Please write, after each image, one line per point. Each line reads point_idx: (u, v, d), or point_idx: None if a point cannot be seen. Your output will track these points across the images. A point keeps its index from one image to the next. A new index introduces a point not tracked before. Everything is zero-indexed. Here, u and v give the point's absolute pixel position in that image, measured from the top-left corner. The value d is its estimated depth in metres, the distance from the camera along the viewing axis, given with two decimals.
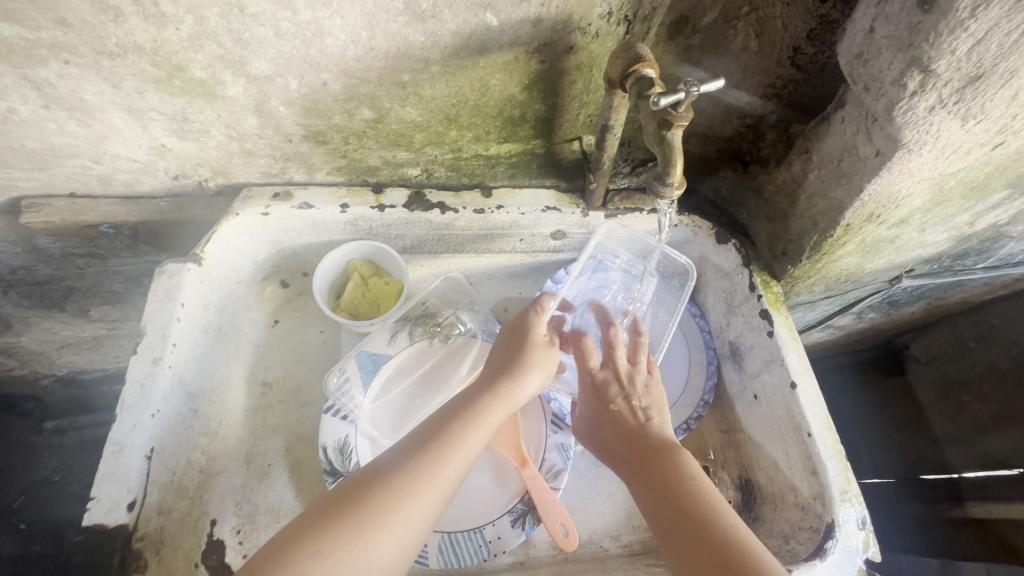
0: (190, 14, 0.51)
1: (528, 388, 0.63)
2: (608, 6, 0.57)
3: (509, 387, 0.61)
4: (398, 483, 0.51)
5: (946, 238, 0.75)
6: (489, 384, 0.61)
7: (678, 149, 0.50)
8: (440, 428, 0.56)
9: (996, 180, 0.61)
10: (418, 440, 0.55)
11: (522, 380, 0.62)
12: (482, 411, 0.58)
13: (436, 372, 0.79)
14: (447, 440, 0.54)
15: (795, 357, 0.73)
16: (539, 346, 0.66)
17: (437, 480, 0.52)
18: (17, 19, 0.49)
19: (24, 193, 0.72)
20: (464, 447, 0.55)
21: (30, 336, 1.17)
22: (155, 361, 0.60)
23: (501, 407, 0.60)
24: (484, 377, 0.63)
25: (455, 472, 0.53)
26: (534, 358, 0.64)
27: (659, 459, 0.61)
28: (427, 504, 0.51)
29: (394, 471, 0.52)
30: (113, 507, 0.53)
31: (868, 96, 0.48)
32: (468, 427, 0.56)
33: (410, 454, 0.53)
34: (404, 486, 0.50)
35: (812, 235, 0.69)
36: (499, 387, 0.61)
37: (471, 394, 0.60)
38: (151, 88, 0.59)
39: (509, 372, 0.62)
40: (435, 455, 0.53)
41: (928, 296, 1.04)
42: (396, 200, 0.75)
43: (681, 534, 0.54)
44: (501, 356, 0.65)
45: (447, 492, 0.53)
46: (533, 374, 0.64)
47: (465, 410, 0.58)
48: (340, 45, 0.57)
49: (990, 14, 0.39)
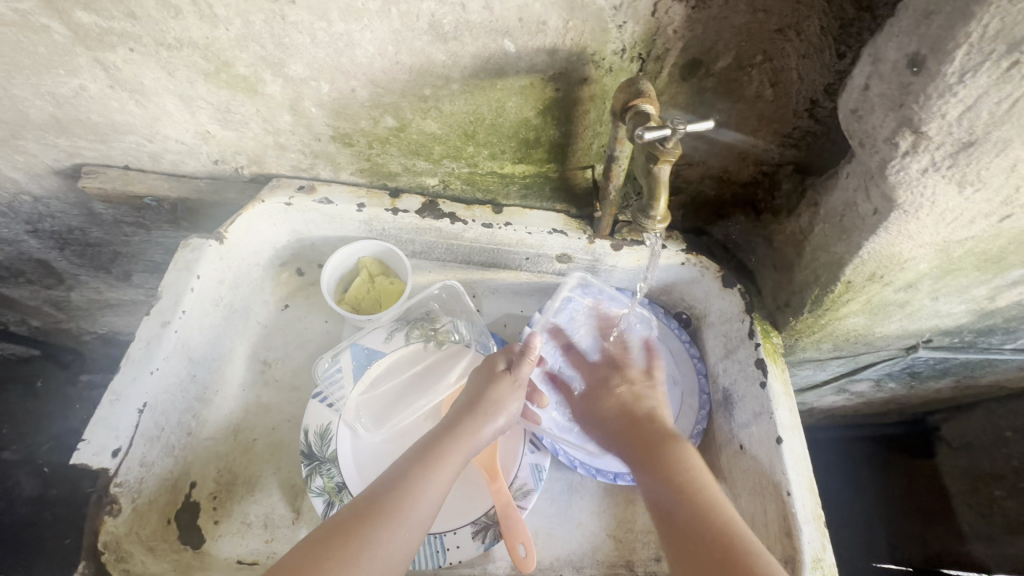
0: (239, 17, 0.57)
1: (491, 428, 0.66)
2: (622, 43, 0.59)
3: (474, 428, 0.65)
4: (365, 529, 0.54)
5: (965, 311, 0.72)
6: (452, 427, 0.65)
7: (664, 183, 0.51)
8: (404, 472, 0.59)
9: (1013, 255, 0.58)
10: (387, 482, 0.58)
11: (486, 421, 0.66)
12: (446, 453, 0.62)
13: (426, 375, 0.81)
14: (413, 489, 0.58)
15: (785, 413, 0.70)
16: (498, 385, 0.69)
17: (401, 526, 0.55)
18: (95, 9, 0.56)
19: (86, 161, 0.81)
20: (428, 491, 0.58)
21: (79, 293, 1.28)
22: (163, 324, 0.65)
23: (464, 447, 0.64)
24: (450, 417, 0.67)
25: (419, 518, 0.57)
26: (497, 398, 0.68)
27: (672, 449, 0.66)
28: (392, 548, 0.54)
29: (364, 514, 0.55)
30: (99, 451, 0.57)
31: (863, 152, 0.48)
32: (433, 471, 0.60)
33: (377, 499, 0.57)
34: (371, 532, 0.54)
35: (814, 288, 0.67)
36: (461, 428, 0.65)
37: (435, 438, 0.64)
38: (201, 79, 0.65)
39: (473, 413, 0.66)
40: (401, 502, 0.56)
41: (955, 372, 0.99)
42: (410, 205, 0.79)
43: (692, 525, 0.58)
44: (466, 396, 0.69)
45: (413, 537, 0.56)
46: (494, 415, 0.67)
47: (430, 452, 0.62)
48: (369, 56, 0.61)
49: (979, 81, 0.38)
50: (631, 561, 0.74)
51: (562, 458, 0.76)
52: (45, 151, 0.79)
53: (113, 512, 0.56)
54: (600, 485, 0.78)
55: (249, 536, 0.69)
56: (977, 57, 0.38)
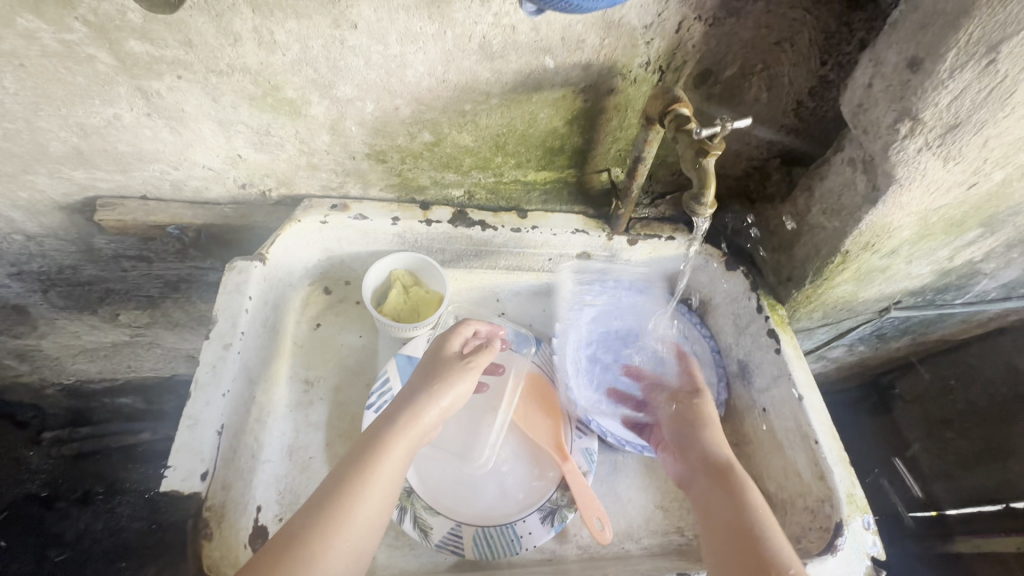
0: (298, 43, 0.60)
1: (430, 415, 0.67)
2: (648, 57, 0.67)
3: (412, 421, 0.66)
4: (308, 540, 0.55)
5: (930, 272, 0.85)
6: (393, 420, 0.66)
7: (712, 172, 0.61)
8: (346, 473, 0.60)
9: (971, 219, 0.71)
10: (327, 489, 0.59)
11: (425, 411, 0.67)
12: (388, 448, 0.63)
13: (494, 401, 0.83)
14: (350, 493, 0.59)
15: (800, 372, 0.80)
16: (441, 380, 0.69)
17: (344, 531, 0.57)
18: (150, 38, 0.57)
19: (100, 193, 0.79)
20: (367, 495, 0.59)
21: (51, 340, 1.17)
22: (225, 346, 0.64)
23: (406, 438, 0.65)
24: (392, 407, 0.68)
25: (362, 522, 0.58)
26: (437, 389, 0.69)
27: (737, 476, 0.68)
28: (337, 557, 0.56)
29: (304, 528, 0.56)
30: (188, 475, 0.56)
31: (866, 138, 0.58)
32: (367, 476, 0.60)
33: (319, 506, 0.58)
34: (314, 541, 0.55)
35: (816, 261, 0.77)
36: (403, 422, 0.65)
37: (377, 431, 0.65)
38: (246, 104, 0.66)
39: (413, 401, 0.67)
40: (343, 510, 0.58)
41: (913, 330, 1.14)
42: (442, 216, 0.83)
43: (737, 543, 0.61)
44: (412, 384, 0.70)
45: (359, 541, 0.58)
46: (435, 407, 0.68)
47: (369, 451, 0.62)
48: (418, 76, 0.65)
49: (964, 76, 0.49)
50: (681, 527, 0.80)
51: (611, 440, 0.81)
52: (55, 185, 0.76)
53: (208, 535, 0.56)
54: (641, 463, 0.84)
55: None
56: (963, 58, 0.48)
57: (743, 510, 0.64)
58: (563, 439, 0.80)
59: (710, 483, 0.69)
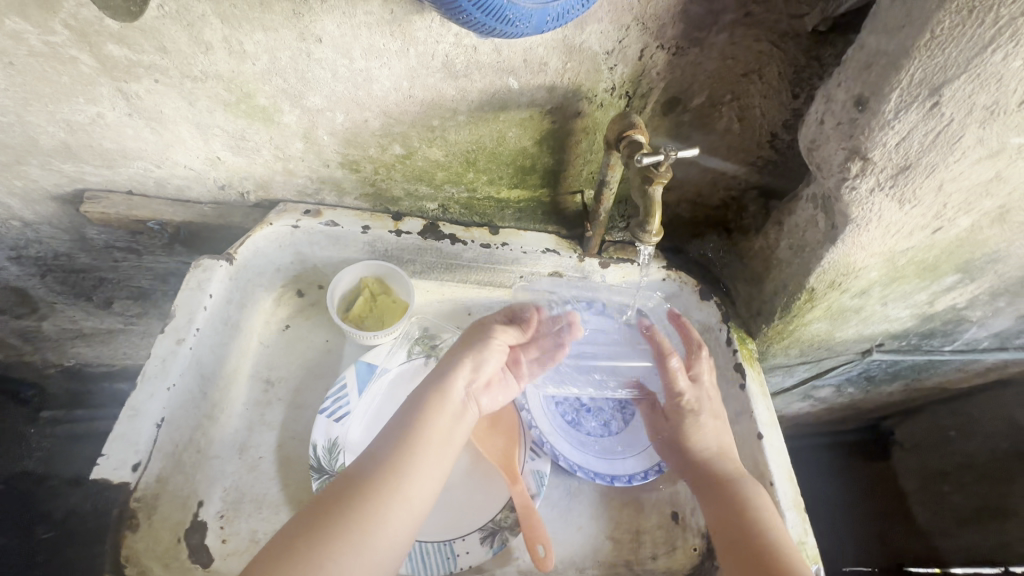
0: (266, 53, 0.62)
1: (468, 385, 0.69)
2: (612, 82, 0.67)
3: (439, 407, 0.66)
4: (365, 503, 0.57)
5: (909, 315, 0.81)
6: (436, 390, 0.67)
7: (657, 203, 0.61)
8: (396, 441, 0.62)
9: (945, 263, 0.68)
10: (377, 455, 0.61)
11: (462, 382, 0.69)
12: (432, 417, 0.65)
13: None
14: (404, 459, 0.60)
15: (763, 411, 0.77)
16: (479, 351, 0.71)
17: (401, 494, 0.59)
18: (127, 43, 0.60)
19: (88, 186, 0.82)
20: (420, 461, 0.61)
21: (52, 323, 1.22)
22: (177, 341, 0.68)
23: (448, 408, 0.67)
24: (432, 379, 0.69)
25: (419, 483, 0.60)
26: (474, 361, 0.71)
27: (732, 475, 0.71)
28: (397, 518, 0.58)
29: (360, 492, 0.57)
30: (120, 465, 0.60)
31: (821, 174, 0.58)
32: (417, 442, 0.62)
33: (373, 472, 0.59)
34: (371, 503, 0.57)
35: (783, 297, 0.75)
36: (445, 394, 0.67)
37: (420, 401, 0.66)
38: (220, 109, 0.69)
39: (442, 380, 0.68)
40: (382, 491, 0.58)
41: (905, 375, 1.09)
42: (412, 227, 0.84)
43: (737, 541, 0.65)
44: (448, 359, 0.72)
45: (418, 504, 0.60)
46: (473, 378, 0.70)
47: (416, 420, 0.64)
48: (384, 90, 0.67)
49: (909, 117, 0.49)
50: (630, 560, 0.78)
51: (561, 463, 0.80)
52: (47, 176, 0.80)
53: (133, 527, 0.59)
54: (597, 491, 0.82)
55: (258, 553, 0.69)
56: (907, 99, 0.48)
57: (740, 506, 0.68)
58: (514, 458, 0.78)
59: (708, 489, 0.72)
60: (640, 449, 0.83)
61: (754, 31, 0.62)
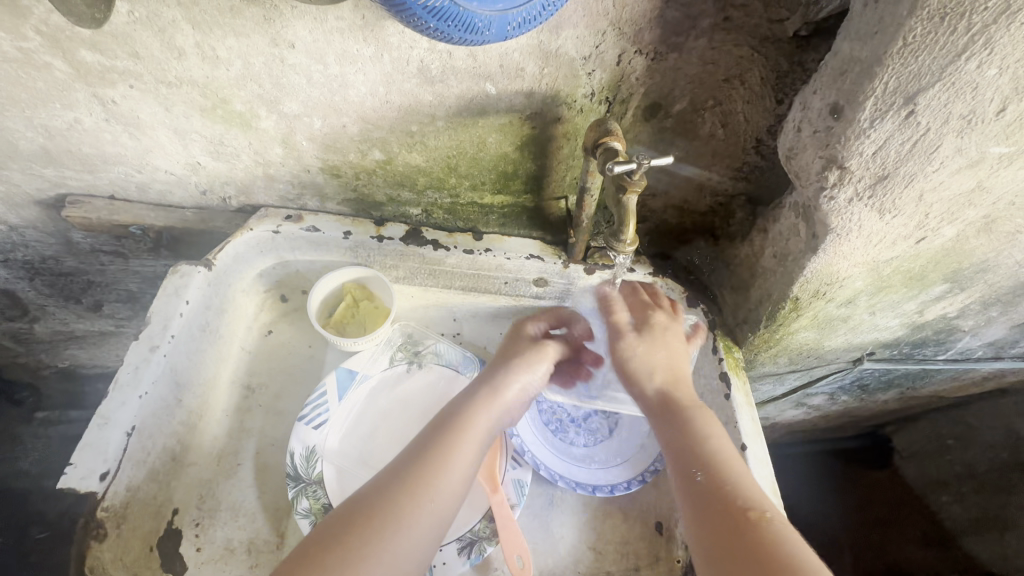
0: (240, 59, 0.61)
1: (510, 395, 0.74)
2: (591, 87, 0.66)
3: (476, 418, 0.69)
4: (406, 491, 0.60)
5: (899, 324, 0.80)
6: (475, 397, 0.72)
7: (632, 211, 0.60)
8: (436, 440, 0.66)
9: (932, 273, 0.66)
10: (417, 450, 0.65)
11: (503, 391, 0.73)
12: (472, 422, 0.69)
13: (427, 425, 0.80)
14: (445, 455, 0.64)
15: (748, 422, 0.75)
16: (519, 363, 0.77)
17: (439, 486, 0.62)
18: (100, 49, 0.60)
19: (70, 191, 0.82)
20: (458, 459, 0.65)
21: (44, 325, 1.22)
22: (152, 348, 0.69)
23: (487, 414, 0.71)
24: (473, 387, 0.74)
25: (456, 480, 0.64)
26: (513, 372, 0.75)
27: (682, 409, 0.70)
28: (431, 509, 0.61)
29: (402, 482, 0.61)
30: (88, 475, 0.60)
31: (800, 183, 0.57)
32: (456, 441, 0.66)
33: (414, 465, 0.63)
34: (411, 493, 0.60)
35: (767, 306, 0.74)
36: (483, 401, 0.72)
37: (460, 406, 0.71)
38: (197, 114, 0.69)
39: (485, 389, 0.73)
40: (421, 483, 0.61)
41: (899, 383, 1.07)
42: (394, 233, 0.84)
43: (691, 472, 0.63)
44: (490, 368, 0.76)
45: (453, 500, 0.63)
46: (514, 387, 0.74)
47: (456, 422, 0.69)
48: (361, 96, 0.66)
49: (885, 125, 0.48)
50: (611, 572, 0.77)
51: (544, 473, 0.79)
52: (29, 180, 0.80)
53: (99, 537, 0.59)
54: (579, 500, 0.81)
55: (232, 562, 0.69)
56: (882, 107, 0.47)
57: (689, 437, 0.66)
58: (494, 467, 0.76)
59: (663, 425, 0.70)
60: (623, 459, 0.81)
61: (732, 37, 0.60)
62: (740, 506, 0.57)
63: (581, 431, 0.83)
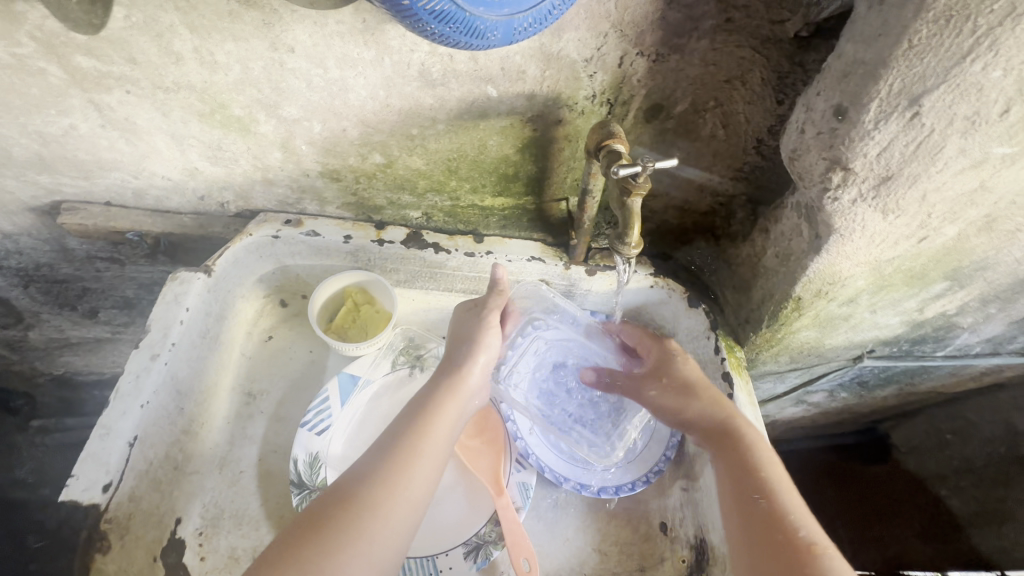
0: (239, 64, 0.61)
1: (472, 377, 0.68)
2: (593, 89, 0.66)
3: (448, 403, 0.65)
4: (371, 492, 0.56)
5: (899, 322, 0.80)
6: (437, 383, 0.67)
7: (636, 214, 0.60)
8: (400, 433, 0.61)
9: (933, 271, 0.67)
10: (381, 446, 0.60)
11: (466, 373, 0.67)
12: (437, 409, 0.64)
13: None
14: (412, 448, 0.60)
15: (751, 422, 0.75)
16: (473, 340, 0.69)
17: (407, 482, 0.57)
18: (96, 55, 0.59)
19: (66, 197, 0.81)
20: (425, 450, 0.60)
21: (38, 333, 1.21)
22: (152, 356, 0.68)
23: (451, 399, 0.65)
24: (435, 373, 0.69)
25: (427, 473, 0.59)
26: (471, 352, 0.68)
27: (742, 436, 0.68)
28: (402, 507, 0.56)
29: (368, 482, 0.56)
30: (90, 486, 0.60)
31: (804, 185, 0.58)
32: (422, 432, 0.61)
33: (378, 463, 0.58)
34: (377, 491, 0.56)
35: (770, 305, 0.74)
36: (445, 385, 0.66)
37: (422, 396, 0.65)
38: (195, 120, 0.68)
39: (446, 374, 0.67)
40: (388, 480, 0.57)
41: (897, 380, 1.08)
42: (395, 236, 0.83)
43: (751, 505, 0.61)
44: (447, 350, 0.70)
45: (424, 493, 0.59)
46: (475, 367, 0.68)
47: (419, 413, 0.63)
48: (361, 100, 0.66)
49: (889, 127, 0.48)
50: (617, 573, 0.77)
51: (548, 475, 0.79)
52: (23, 188, 0.79)
53: (102, 549, 0.58)
54: (584, 502, 0.81)
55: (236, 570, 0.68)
56: (886, 109, 0.48)
57: (749, 468, 0.64)
58: (500, 470, 0.77)
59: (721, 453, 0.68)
60: (627, 460, 0.81)
61: (734, 38, 0.60)
62: (800, 542, 0.57)
63: (584, 433, 0.82)
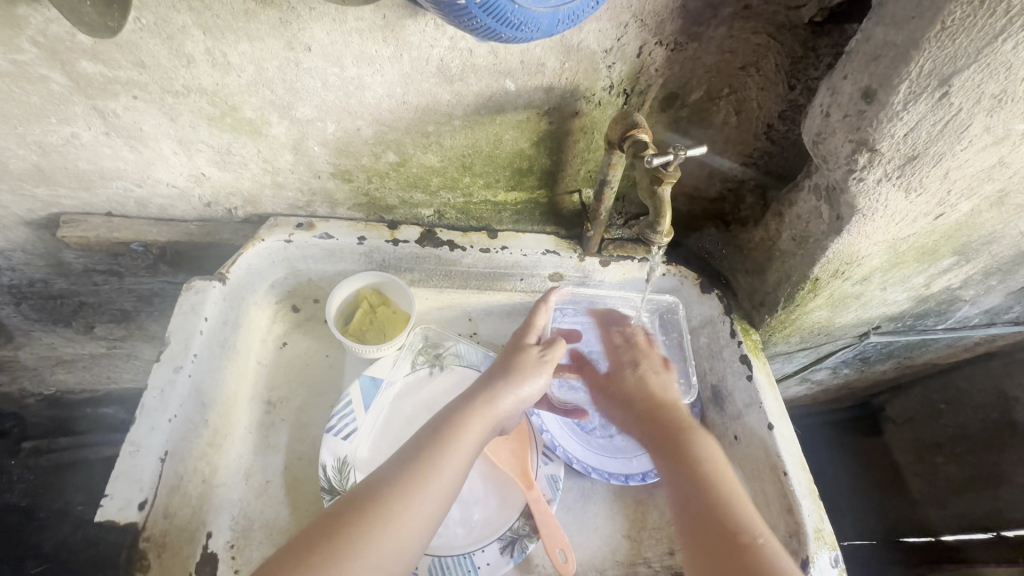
0: (253, 64, 0.59)
1: (507, 403, 0.66)
2: (610, 80, 0.66)
3: (476, 421, 0.63)
4: (389, 497, 0.55)
5: (906, 298, 0.83)
6: (471, 398, 0.66)
7: (666, 203, 0.61)
8: (428, 443, 0.60)
9: (943, 247, 0.69)
10: (406, 454, 0.59)
11: (502, 396, 0.66)
12: (466, 426, 0.63)
13: None
14: (435, 459, 0.59)
15: (772, 402, 0.77)
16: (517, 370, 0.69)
17: (424, 494, 0.56)
18: (103, 59, 0.57)
19: (64, 210, 0.78)
20: (447, 466, 0.59)
21: (29, 352, 1.16)
22: (175, 369, 0.66)
23: (482, 420, 0.64)
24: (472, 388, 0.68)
25: (445, 488, 0.58)
26: (513, 380, 0.68)
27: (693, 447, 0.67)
28: (414, 520, 0.55)
29: (388, 486, 0.56)
30: (125, 505, 0.58)
31: (828, 166, 0.59)
32: (449, 444, 0.60)
33: (401, 468, 0.58)
34: (394, 497, 0.55)
35: (786, 286, 0.75)
36: (479, 403, 0.65)
37: (454, 409, 0.65)
38: (204, 124, 0.66)
39: (484, 393, 0.66)
40: (406, 488, 0.56)
41: (896, 355, 1.12)
42: (409, 235, 0.81)
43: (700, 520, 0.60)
44: (490, 372, 0.70)
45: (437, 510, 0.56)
46: (513, 393, 0.67)
47: (448, 426, 0.62)
48: (377, 98, 0.65)
49: (917, 108, 0.50)
50: (648, 557, 0.78)
51: (576, 466, 0.80)
52: (18, 201, 0.76)
53: (143, 568, 0.56)
54: (610, 489, 0.81)
55: None
56: (915, 89, 0.49)
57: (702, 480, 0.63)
58: (528, 463, 0.77)
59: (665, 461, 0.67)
60: None
61: (751, 24, 0.61)
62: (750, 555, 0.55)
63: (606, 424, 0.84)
